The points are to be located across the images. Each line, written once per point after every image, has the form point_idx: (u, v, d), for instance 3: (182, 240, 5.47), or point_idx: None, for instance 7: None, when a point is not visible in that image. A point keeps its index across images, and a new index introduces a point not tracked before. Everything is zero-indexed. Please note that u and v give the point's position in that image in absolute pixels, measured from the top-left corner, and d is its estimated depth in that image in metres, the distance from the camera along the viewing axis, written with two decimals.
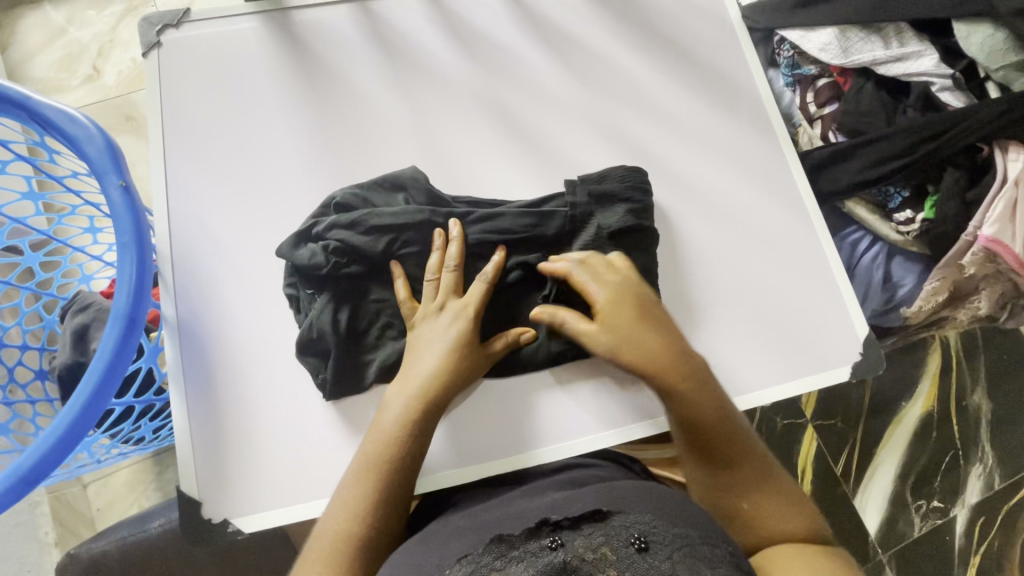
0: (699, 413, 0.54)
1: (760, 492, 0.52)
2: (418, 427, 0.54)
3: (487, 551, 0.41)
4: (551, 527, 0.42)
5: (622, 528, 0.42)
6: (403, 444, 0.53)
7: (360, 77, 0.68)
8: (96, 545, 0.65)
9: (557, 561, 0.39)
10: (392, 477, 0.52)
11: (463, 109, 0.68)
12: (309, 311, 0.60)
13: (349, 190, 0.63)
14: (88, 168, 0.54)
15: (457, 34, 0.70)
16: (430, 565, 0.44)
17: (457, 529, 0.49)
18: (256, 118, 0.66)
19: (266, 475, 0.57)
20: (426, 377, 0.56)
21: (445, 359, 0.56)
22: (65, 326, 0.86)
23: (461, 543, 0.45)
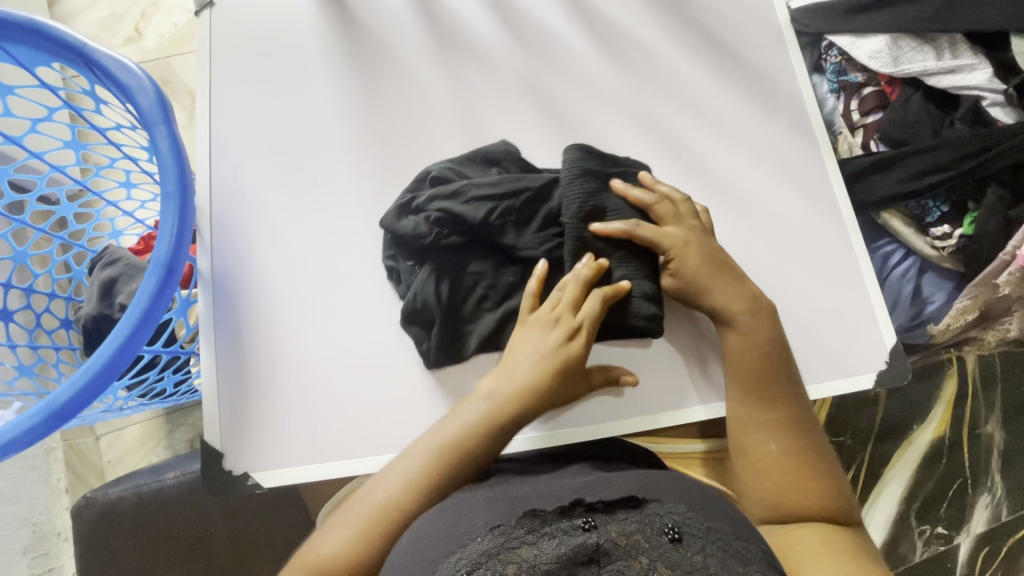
0: (749, 352, 0.57)
1: (787, 438, 0.54)
2: (494, 439, 0.52)
3: (519, 524, 0.42)
4: (585, 508, 0.42)
5: (656, 517, 0.42)
6: (479, 442, 0.51)
7: (407, 51, 0.68)
8: (112, 491, 0.66)
9: (590, 544, 0.40)
10: (457, 474, 0.50)
11: (506, 91, 0.68)
12: (410, 283, 0.61)
13: (445, 164, 0.64)
14: (139, 118, 0.55)
15: (504, 16, 0.71)
16: (458, 527, 0.44)
17: (486, 498, 0.48)
18: (301, 82, 0.67)
19: (282, 434, 0.58)
20: (523, 385, 0.53)
21: (547, 370, 0.54)
22: (93, 278, 0.87)
23: (487, 513, 0.45)
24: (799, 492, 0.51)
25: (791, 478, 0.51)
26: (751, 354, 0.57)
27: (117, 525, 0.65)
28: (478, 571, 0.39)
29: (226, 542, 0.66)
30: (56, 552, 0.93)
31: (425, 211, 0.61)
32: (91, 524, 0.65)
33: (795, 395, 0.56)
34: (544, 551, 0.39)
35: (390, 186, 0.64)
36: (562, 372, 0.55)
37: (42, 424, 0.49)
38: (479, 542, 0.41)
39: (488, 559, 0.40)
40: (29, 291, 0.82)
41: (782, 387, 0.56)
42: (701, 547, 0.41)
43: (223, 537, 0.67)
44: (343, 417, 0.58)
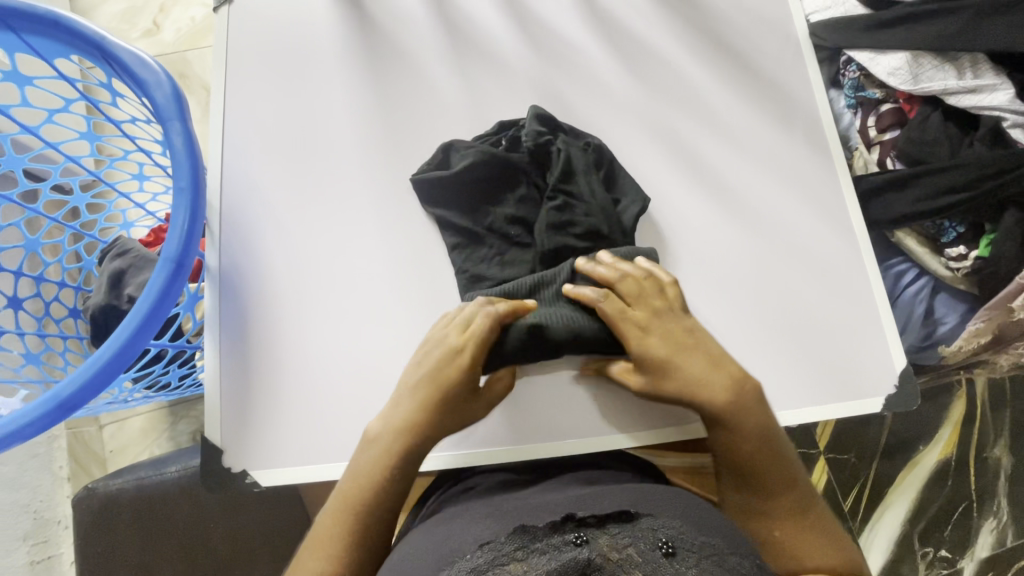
0: (738, 444, 0.52)
1: (785, 521, 0.51)
2: (397, 471, 0.50)
3: (510, 540, 0.41)
4: (575, 523, 0.42)
5: (650, 532, 0.41)
6: (382, 488, 0.50)
7: (422, 53, 0.68)
8: (114, 482, 0.66)
9: (581, 559, 0.38)
10: (364, 522, 0.48)
11: (520, 97, 0.68)
12: (479, 144, 0.65)
13: (602, 149, 0.65)
14: (154, 113, 0.55)
15: (521, 21, 0.71)
16: (449, 546, 0.44)
17: (476, 515, 0.48)
18: (316, 81, 0.67)
19: (284, 433, 0.58)
20: (412, 419, 0.51)
21: (433, 402, 0.52)
22: (103, 268, 0.88)
23: (477, 529, 0.45)
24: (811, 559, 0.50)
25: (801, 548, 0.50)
26: (740, 439, 0.52)
27: (118, 515, 0.65)
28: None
29: (224, 538, 0.66)
30: (55, 539, 0.93)
31: (550, 139, 0.64)
32: (91, 514, 0.65)
33: (787, 457, 0.53)
34: (535, 566, 0.38)
35: (400, 189, 0.64)
36: (449, 397, 0.52)
37: (45, 417, 0.49)
38: (469, 560, 0.40)
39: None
40: (39, 280, 0.82)
41: (772, 463, 0.52)
42: (695, 558, 0.40)
43: (221, 534, 0.67)
44: (345, 420, 0.58)
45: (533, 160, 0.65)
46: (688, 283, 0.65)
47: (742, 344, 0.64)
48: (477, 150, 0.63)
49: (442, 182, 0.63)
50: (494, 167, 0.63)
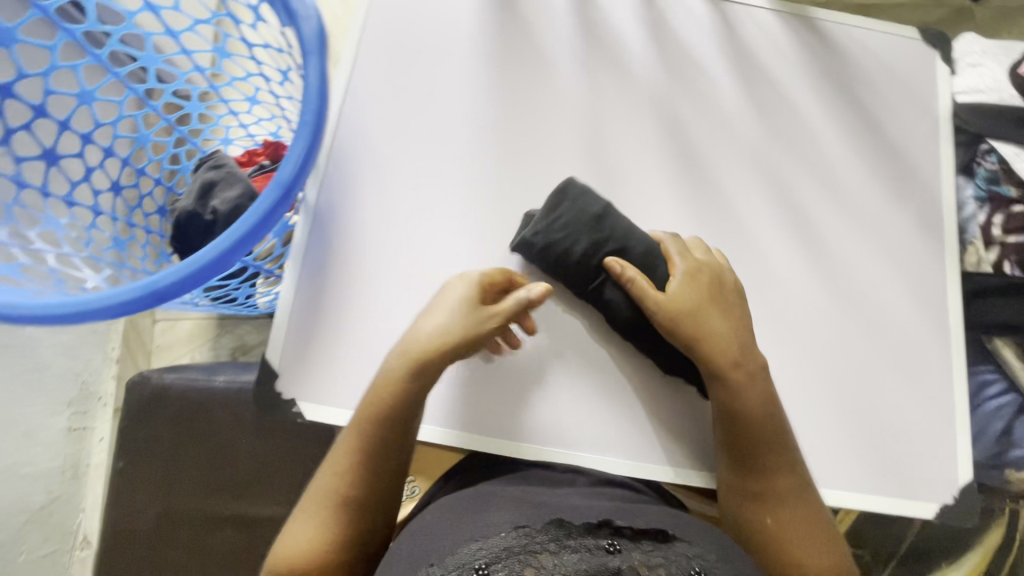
0: (745, 408, 0.55)
1: (780, 510, 0.54)
2: (402, 387, 0.54)
3: (545, 530, 0.44)
4: (610, 530, 0.45)
5: (684, 559, 0.42)
6: (387, 404, 0.54)
7: (552, 43, 0.68)
8: (167, 377, 0.70)
9: (612, 566, 0.41)
10: (376, 435, 0.53)
11: (638, 108, 0.67)
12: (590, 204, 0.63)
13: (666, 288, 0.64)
14: (297, 43, 0.57)
15: (658, 34, 0.70)
16: (480, 523, 0.47)
17: (512, 498, 0.52)
18: (443, 44, 0.68)
19: (332, 374, 0.59)
20: (417, 340, 0.55)
21: (442, 322, 0.56)
22: (196, 177, 0.93)
23: (511, 513, 0.48)
24: (813, 561, 0.52)
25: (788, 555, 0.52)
26: (754, 446, 0.55)
27: (162, 408, 0.69)
28: (498, 563, 0.41)
29: (251, 456, 0.69)
30: (93, 413, 0.99)
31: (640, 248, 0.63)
32: (142, 401, 0.69)
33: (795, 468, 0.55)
34: (565, 562, 0.41)
35: (501, 170, 0.65)
36: (455, 314, 0.56)
37: (135, 302, 0.51)
38: (502, 539, 0.44)
39: (508, 557, 0.41)
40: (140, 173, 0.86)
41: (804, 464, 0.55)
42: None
43: (251, 451, 0.69)
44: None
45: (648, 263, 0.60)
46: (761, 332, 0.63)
47: (808, 410, 0.61)
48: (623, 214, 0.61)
49: (567, 223, 0.60)
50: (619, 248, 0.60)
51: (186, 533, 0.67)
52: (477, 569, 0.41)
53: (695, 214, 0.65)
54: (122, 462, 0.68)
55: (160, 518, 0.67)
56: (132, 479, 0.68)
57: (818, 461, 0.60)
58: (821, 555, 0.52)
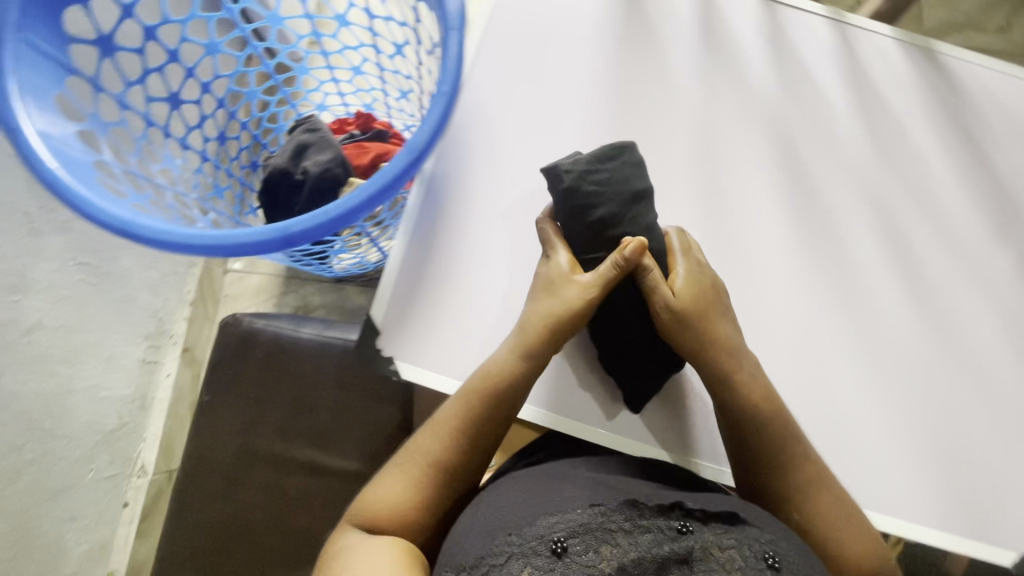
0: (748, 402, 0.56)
1: (809, 501, 0.54)
2: (519, 370, 0.56)
3: (620, 510, 0.47)
4: (683, 512, 0.47)
5: (755, 543, 0.45)
6: (504, 384, 0.56)
7: (675, 47, 0.69)
8: (258, 322, 0.73)
9: (687, 547, 0.44)
10: (488, 412, 0.55)
11: (753, 120, 0.68)
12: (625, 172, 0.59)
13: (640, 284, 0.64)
14: (440, 17, 0.58)
15: (779, 50, 0.70)
16: (553, 496, 0.49)
17: (586, 478, 0.53)
18: (568, 36, 0.69)
19: (429, 344, 0.61)
20: (530, 324, 0.57)
21: (551, 305, 0.57)
22: (292, 138, 0.96)
23: (586, 488, 0.50)
24: (844, 547, 0.53)
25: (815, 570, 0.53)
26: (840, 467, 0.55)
27: (252, 350, 0.72)
28: (576, 538, 0.45)
29: (327, 407, 0.72)
30: (164, 350, 1.03)
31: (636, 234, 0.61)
32: (235, 340, 0.72)
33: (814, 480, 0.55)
34: (639, 544, 0.44)
35: None
36: (554, 290, 0.58)
37: (268, 243, 0.53)
38: (577, 515, 0.46)
39: (586, 533, 0.45)
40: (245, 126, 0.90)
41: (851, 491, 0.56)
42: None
43: (328, 402, 0.72)
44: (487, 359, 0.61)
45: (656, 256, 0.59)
46: (854, 357, 0.62)
47: (892, 440, 0.61)
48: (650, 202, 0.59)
49: (609, 182, 0.57)
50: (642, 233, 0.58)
51: (262, 470, 0.70)
52: (556, 542, 0.44)
53: (798, 231, 0.65)
54: (209, 395, 0.71)
55: (240, 452, 0.71)
56: (218, 414, 0.71)
57: (899, 494, 0.59)
58: (853, 541, 0.53)
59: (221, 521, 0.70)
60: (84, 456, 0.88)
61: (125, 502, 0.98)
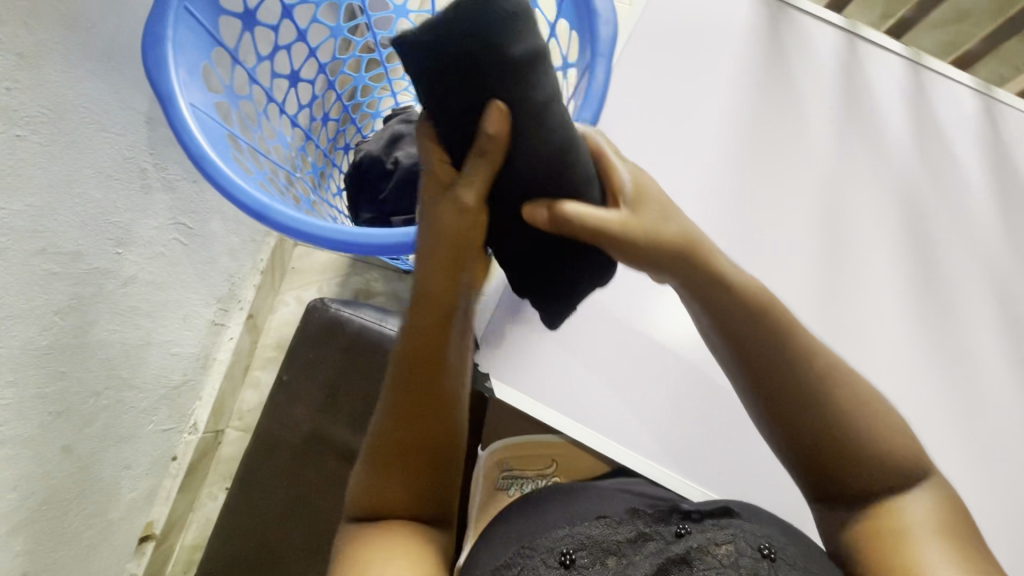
0: (769, 349, 0.48)
1: (859, 454, 0.47)
2: (426, 322, 0.49)
3: (624, 522, 0.52)
4: (680, 518, 0.53)
5: (750, 536, 0.48)
6: (418, 342, 0.49)
7: (811, 107, 0.71)
8: (343, 311, 0.73)
9: (683, 546, 0.48)
10: (414, 382, 0.50)
11: (884, 190, 0.69)
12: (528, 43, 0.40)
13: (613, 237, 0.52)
14: (588, 43, 0.59)
15: (921, 122, 0.71)
16: (569, 513, 0.56)
17: (601, 493, 0.60)
18: (706, 82, 0.71)
19: (530, 367, 0.67)
20: (432, 279, 0.48)
21: (438, 241, 0.46)
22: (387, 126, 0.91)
23: (598, 505, 0.57)
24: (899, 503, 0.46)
25: (894, 563, 0.44)
26: None
27: (334, 337, 0.73)
28: (583, 549, 0.50)
29: None
30: (230, 314, 1.05)
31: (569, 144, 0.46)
32: (320, 326, 0.73)
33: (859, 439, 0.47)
34: (639, 550, 0.49)
35: (741, 210, 0.68)
36: (440, 230, 0.46)
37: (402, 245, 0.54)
38: (587, 529, 0.52)
39: (591, 546, 0.50)
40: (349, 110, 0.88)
41: None
42: (791, 568, 0.46)
43: None
44: (582, 389, 0.66)
45: (584, 186, 0.46)
46: (952, 436, 0.63)
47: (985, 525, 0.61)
48: (548, 59, 0.42)
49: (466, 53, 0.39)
50: (476, 37, 0.39)
51: (328, 460, 0.71)
52: (564, 553, 0.49)
53: (917, 304, 0.66)
54: (288, 376, 0.73)
55: (309, 437, 0.72)
56: (295, 395, 0.72)
57: None
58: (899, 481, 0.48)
59: (284, 499, 0.71)
60: (148, 408, 0.89)
61: (175, 455, 1.00)
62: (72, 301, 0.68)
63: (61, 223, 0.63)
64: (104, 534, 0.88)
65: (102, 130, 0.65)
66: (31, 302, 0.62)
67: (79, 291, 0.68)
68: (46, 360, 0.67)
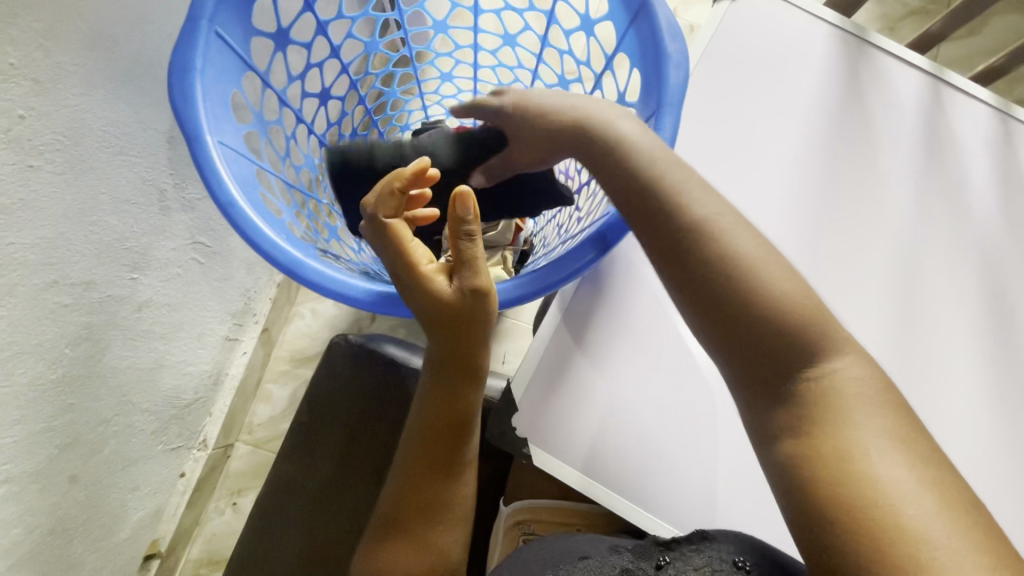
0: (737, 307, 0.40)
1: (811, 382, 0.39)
2: (449, 392, 0.52)
3: (605, 562, 0.50)
4: (660, 548, 0.49)
5: (721, 554, 0.46)
6: (440, 410, 0.52)
7: (893, 154, 0.63)
8: (369, 351, 0.70)
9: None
10: (436, 449, 0.52)
11: (965, 255, 0.61)
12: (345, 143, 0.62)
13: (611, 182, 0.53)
14: (657, 88, 0.53)
15: (1007, 176, 0.63)
16: (558, 554, 0.53)
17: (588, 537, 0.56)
18: (782, 117, 0.63)
19: (576, 429, 0.56)
20: (448, 359, 0.51)
21: (449, 328, 0.49)
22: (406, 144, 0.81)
23: (584, 545, 0.54)
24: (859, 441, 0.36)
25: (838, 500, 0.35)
26: None
27: (359, 379, 0.69)
28: None
29: None
30: (244, 328, 1.00)
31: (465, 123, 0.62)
32: (345, 366, 0.70)
33: (846, 392, 0.38)
34: None
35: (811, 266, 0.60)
36: (445, 321, 0.49)
37: None
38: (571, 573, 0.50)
39: None
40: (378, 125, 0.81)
41: None
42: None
43: None
44: (642, 439, 0.55)
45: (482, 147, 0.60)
46: None
47: None
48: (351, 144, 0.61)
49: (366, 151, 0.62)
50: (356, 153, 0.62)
51: (347, 510, 0.67)
52: None
53: (999, 383, 0.58)
54: (308, 418, 0.69)
55: (329, 484, 0.68)
56: (313, 438, 0.69)
57: None
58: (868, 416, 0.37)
59: (299, 548, 0.67)
60: (158, 428, 0.86)
61: (183, 472, 0.97)
62: (83, 331, 0.64)
63: (72, 253, 0.59)
64: (108, 556, 0.85)
65: (120, 152, 0.61)
66: (40, 336, 0.58)
67: (91, 320, 0.65)
68: (55, 392, 0.63)
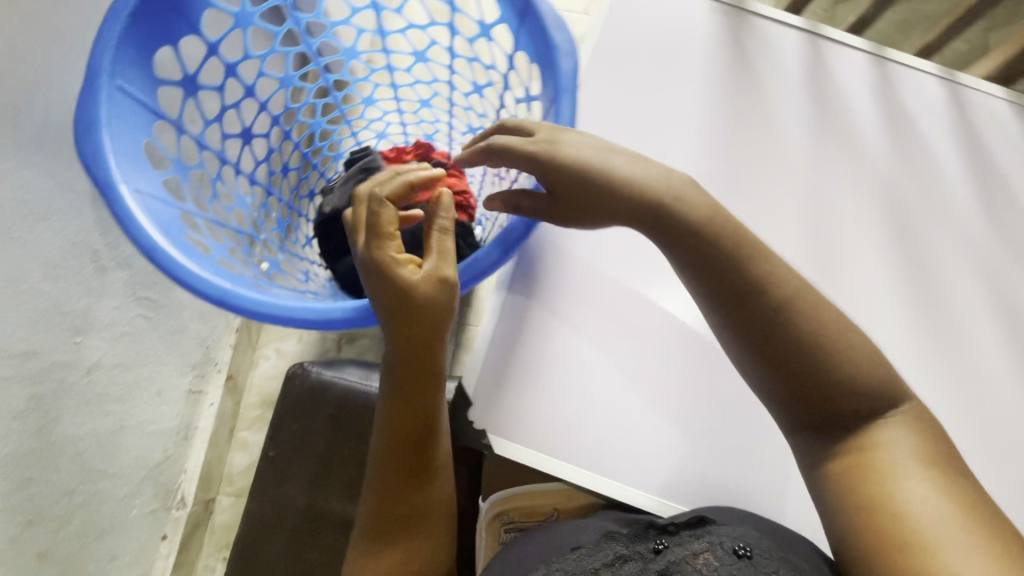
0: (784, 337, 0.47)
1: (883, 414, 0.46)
2: (413, 392, 0.52)
3: (600, 550, 0.49)
4: (658, 531, 0.49)
5: (726, 538, 0.46)
6: (403, 411, 0.52)
7: (785, 109, 0.67)
8: (326, 374, 0.71)
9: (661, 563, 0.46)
10: (405, 451, 0.53)
11: (864, 192, 0.65)
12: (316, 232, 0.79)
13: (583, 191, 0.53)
14: (551, 78, 0.56)
15: (891, 115, 0.68)
16: (551, 545, 0.53)
17: (577, 524, 0.56)
18: (679, 91, 0.67)
19: (534, 408, 0.57)
20: (412, 358, 0.50)
21: (414, 326, 0.49)
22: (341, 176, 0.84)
23: (578, 533, 0.53)
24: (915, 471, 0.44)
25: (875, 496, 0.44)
26: None
27: (320, 404, 0.70)
28: None
29: None
30: (207, 378, 0.98)
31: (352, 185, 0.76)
32: (304, 393, 0.70)
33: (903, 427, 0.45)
34: None
35: None
36: (411, 314, 0.48)
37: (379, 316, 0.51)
38: (566, 564, 0.49)
39: None
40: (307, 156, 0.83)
41: None
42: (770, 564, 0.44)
43: None
44: (605, 405, 0.57)
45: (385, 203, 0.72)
46: (969, 443, 0.58)
47: None
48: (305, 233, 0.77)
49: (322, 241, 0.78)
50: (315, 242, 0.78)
51: (326, 534, 0.67)
52: None
53: (913, 305, 0.62)
54: (275, 450, 0.70)
55: (305, 512, 0.68)
56: (283, 470, 0.69)
57: None
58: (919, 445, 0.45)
59: None
60: (129, 492, 0.84)
61: (164, 534, 0.93)
62: (29, 402, 0.64)
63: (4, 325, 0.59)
64: None
65: (44, 219, 0.62)
66: None
67: (38, 391, 0.65)
68: (10, 466, 0.63)
